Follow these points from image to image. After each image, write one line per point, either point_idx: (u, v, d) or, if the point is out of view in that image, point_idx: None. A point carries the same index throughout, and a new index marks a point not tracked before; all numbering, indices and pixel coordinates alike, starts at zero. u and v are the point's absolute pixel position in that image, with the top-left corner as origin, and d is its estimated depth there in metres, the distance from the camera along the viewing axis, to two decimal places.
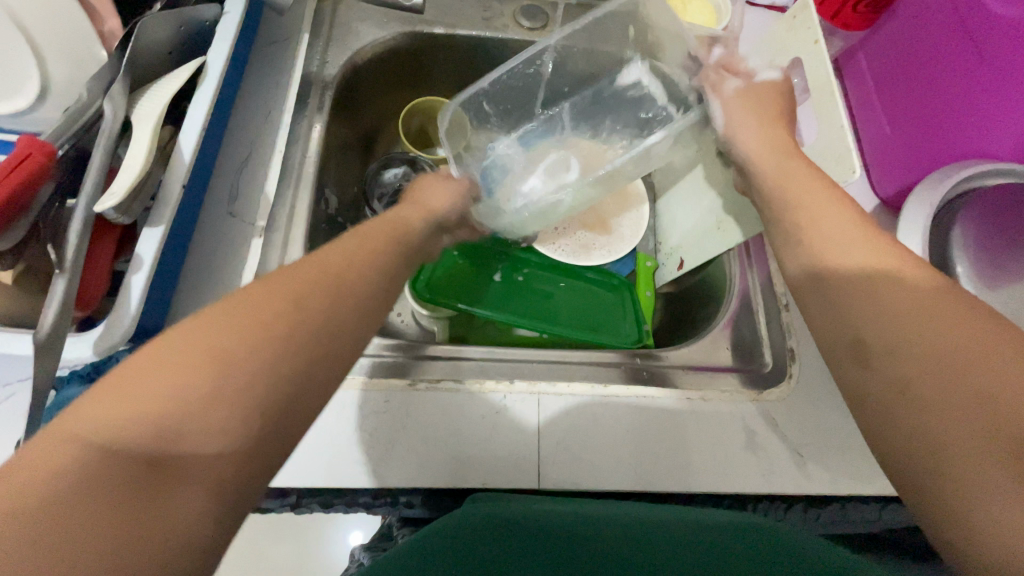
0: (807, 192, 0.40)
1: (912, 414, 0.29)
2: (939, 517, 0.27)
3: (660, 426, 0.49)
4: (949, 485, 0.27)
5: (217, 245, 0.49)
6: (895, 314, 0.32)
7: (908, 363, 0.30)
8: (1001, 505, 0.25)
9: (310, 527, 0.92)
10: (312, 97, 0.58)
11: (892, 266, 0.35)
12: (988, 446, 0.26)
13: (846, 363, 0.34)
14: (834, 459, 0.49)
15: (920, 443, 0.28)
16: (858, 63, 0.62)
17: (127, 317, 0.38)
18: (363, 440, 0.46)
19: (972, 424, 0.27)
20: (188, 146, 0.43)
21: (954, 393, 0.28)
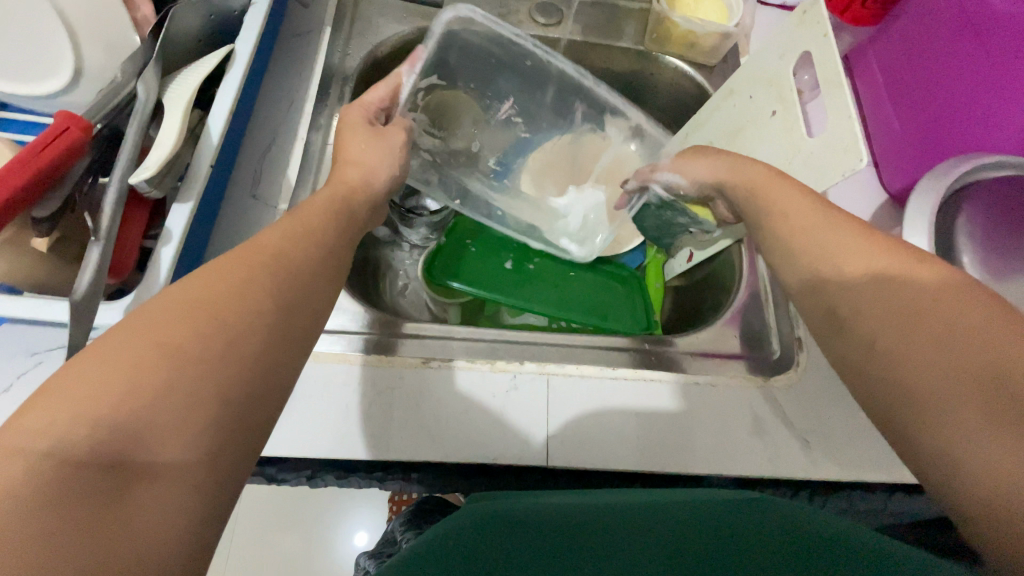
0: (780, 192, 0.43)
1: (891, 370, 0.33)
2: (919, 456, 0.31)
3: (667, 408, 0.50)
4: (923, 425, 0.31)
5: (239, 226, 0.51)
6: (863, 288, 0.36)
7: (877, 324, 0.34)
8: (975, 440, 0.28)
9: (317, 524, 0.94)
10: (333, 88, 0.60)
11: (863, 263, 0.37)
12: (956, 388, 0.30)
13: (827, 336, 0.38)
14: (840, 447, 0.50)
15: (900, 395, 0.32)
16: (869, 60, 0.63)
17: (156, 286, 0.40)
18: (378, 413, 0.48)
19: (938, 369, 0.31)
20: (216, 129, 0.45)
21: (919, 344, 0.32)
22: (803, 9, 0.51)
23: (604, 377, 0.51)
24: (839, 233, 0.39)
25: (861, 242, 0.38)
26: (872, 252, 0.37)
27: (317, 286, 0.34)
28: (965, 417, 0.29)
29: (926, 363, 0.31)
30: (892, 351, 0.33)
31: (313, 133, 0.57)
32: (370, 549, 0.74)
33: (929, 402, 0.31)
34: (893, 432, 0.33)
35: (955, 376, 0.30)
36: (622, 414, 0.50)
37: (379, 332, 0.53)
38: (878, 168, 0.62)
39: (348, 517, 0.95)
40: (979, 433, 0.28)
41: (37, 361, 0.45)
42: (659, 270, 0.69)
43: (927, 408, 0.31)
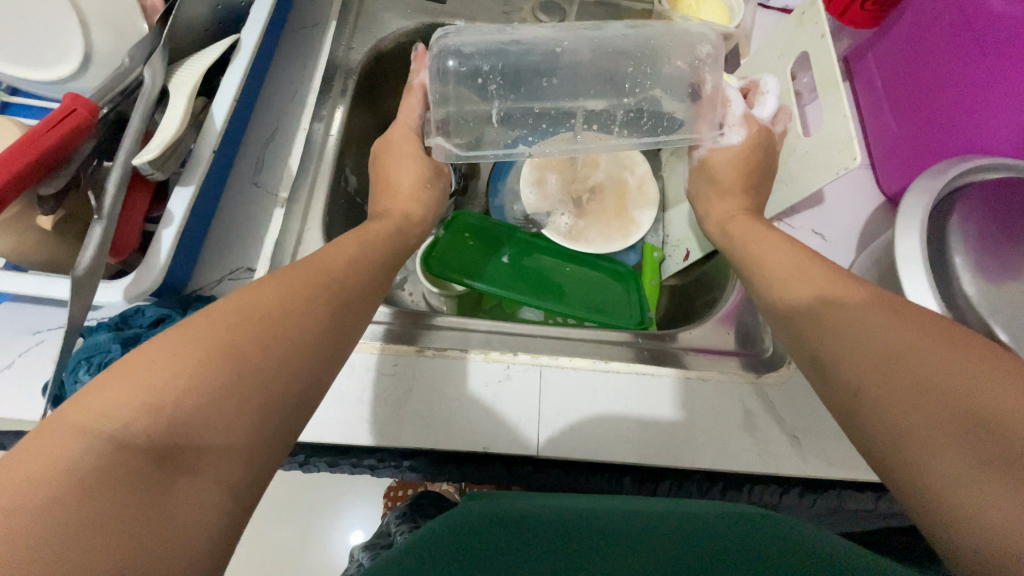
0: (769, 246, 0.47)
1: (877, 413, 0.32)
2: (915, 506, 0.29)
3: (659, 411, 0.50)
4: (914, 474, 0.29)
5: (240, 213, 0.52)
6: (840, 326, 0.36)
7: (858, 364, 0.34)
8: (965, 479, 0.27)
9: (312, 521, 0.94)
10: (337, 81, 0.61)
11: (835, 292, 0.39)
12: (941, 424, 0.29)
13: (817, 379, 0.37)
14: (831, 445, 0.50)
15: (890, 438, 0.31)
16: (868, 64, 0.63)
17: (156, 267, 0.41)
18: (371, 400, 0.48)
19: (919, 409, 0.30)
20: (220, 115, 0.46)
21: (901, 384, 0.31)
22: (801, 10, 0.52)
23: (595, 370, 0.52)
24: (801, 283, 0.41)
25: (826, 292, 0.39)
26: (847, 292, 0.38)
27: (308, 269, 0.35)
28: (954, 462, 0.27)
29: (908, 406, 0.30)
30: (878, 391, 0.32)
31: (315, 124, 0.58)
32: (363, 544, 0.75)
33: (918, 445, 0.29)
34: (888, 478, 0.31)
35: (943, 416, 0.29)
36: (617, 419, 0.50)
37: (376, 318, 0.54)
38: (876, 171, 0.62)
39: (344, 513, 0.95)
40: (970, 479, 0.27)
41: (39, 339, 0.46)
42: (655, 268, 0.70)
43: (915, 453, 0.29)
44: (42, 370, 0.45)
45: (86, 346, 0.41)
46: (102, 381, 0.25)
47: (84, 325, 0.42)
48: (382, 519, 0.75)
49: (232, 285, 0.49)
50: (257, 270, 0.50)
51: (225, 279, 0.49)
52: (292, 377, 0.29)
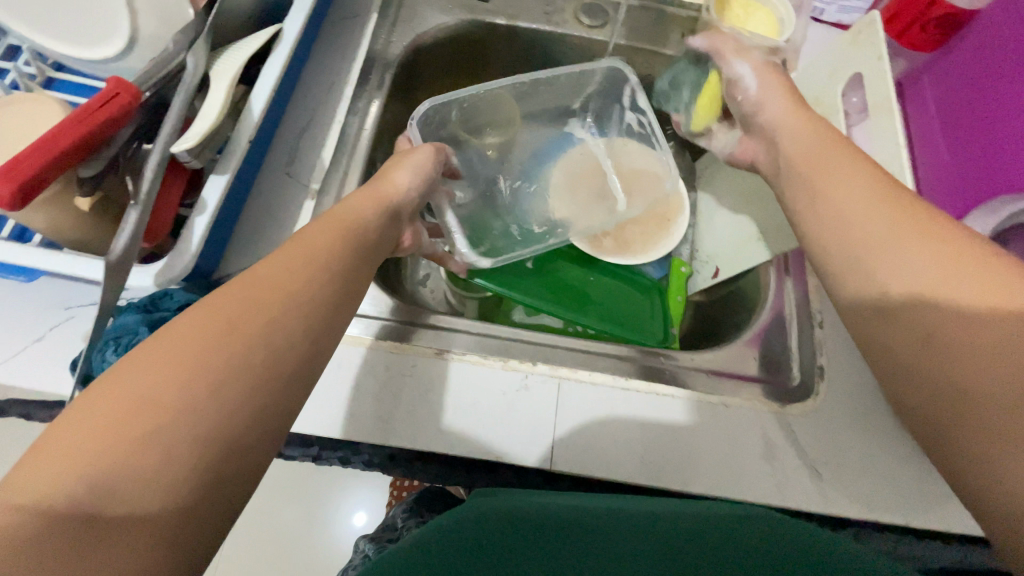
0: (837, 159, 0.43)
1: (948, 366, 0.33)
2: (962, 449, 0.32)
3: (673, 435, 0.49)
4: (977, 424, 0.31)
5: (271, 202, 0.52)
6: (920, 268, 0.35)
7: (932, 316, 0.34)
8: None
9: (317, 503, 0.96)
10: (374, 75, 0.61)
11: (918, 224, 0.37)
12: (1017, 388, 0.30)
13: (873, 318, 0.37)
14: (854, 483, 0.48)
15: (957, 390, 0.32)
16: (923, 88, 0.60)
17: (187, 254, 0.41)
18: (389, 397, 0.49)
19: (998, 372, 0.31)
20: (258, 105, 0.46)
21: (970, 349, 0.32)
22: (857, 29, 0.50)
23: (614, 387, 0.51)
24: (866, 223, 0.39)
25: (903, 233, 0.37)
26: (935, 241, 0.36)
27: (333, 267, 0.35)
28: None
29: (983, 366, 0.32)
30: (943, 352, 0.33)
31: (350, 118, 0.58)
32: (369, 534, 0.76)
33: (988, 403, 0.31)
34: (939, 422, 0.33)
35: (1008, 389, 0.30)
36: (627, 423, 0.49)
37: (390, 317, 0.54)
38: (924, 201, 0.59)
39: (350, 496, 0.97)
40: (1012, 449, 0.30)
41: (70, 314, 0.47)
42: (683, 284, 0.68)
43: (988, 409, 0.31)
44: (71, 346, 0.46)
45: (113, 327, 0.42)
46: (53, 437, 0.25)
47: (115, 306, 0.43)
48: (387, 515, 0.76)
49: None
50: None
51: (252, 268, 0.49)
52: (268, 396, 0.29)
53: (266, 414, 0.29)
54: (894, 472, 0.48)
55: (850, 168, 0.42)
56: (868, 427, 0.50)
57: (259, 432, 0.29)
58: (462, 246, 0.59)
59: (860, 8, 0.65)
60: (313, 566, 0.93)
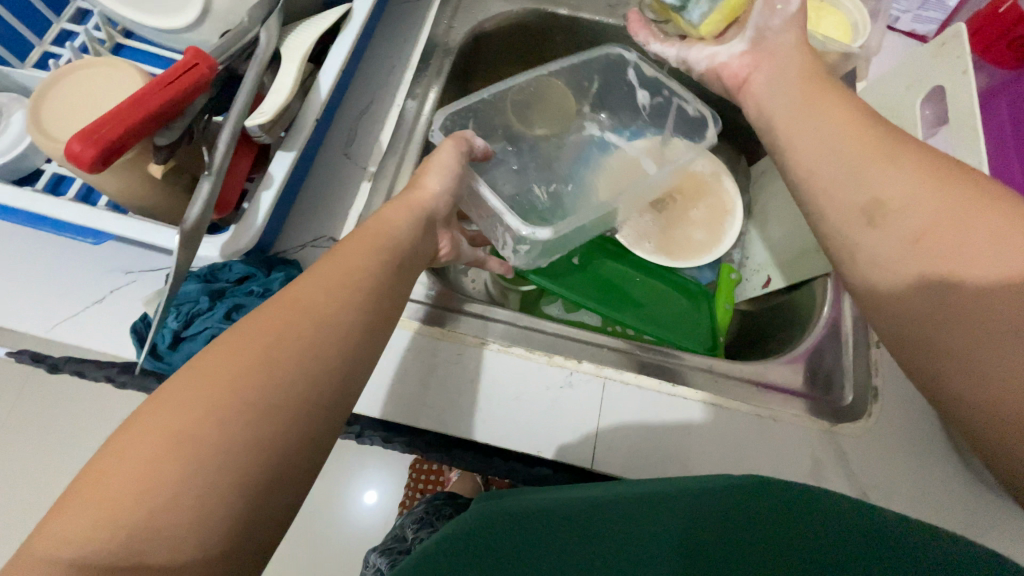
0: (824, 92, 0.44)
1: (933, 260, 0.35)
2: (935, 333, 0.34)
3: (712, 443, 0.48)
4: (956, 308, 0.33)
5: (330, 182, 0.53)
6: (910, 176, 0.37)
7: (920, 216, 0.35)
8: (1005, 317, 0.32)
9: (332, 479, 0.97)
10: (434, 61, 0.60)
11: (905, 145, 0.39)
12: (999, 277, 0.32)
13: (857, 221, 0.39)
14: (903, 511, 0.46)
15: (941, 280, 0.34)
16: (1000, 109, 0.57)
17: (253, 228, 0.41)
18: (434, 384, 0.49)
19: (984, 262, 0.33)
20: (326, 84, 0.46)
21: (959, 245, 0.34)
22: (943, 40, 0.48)
23: (661, 392, 0.50)
24: (852, 142, 0.40)
25: (885, 149, 0.39)
26: (914, 154, 0.38)
27: None
28: (1006, 307, 0.32)
29: (968, 257, 0.33)
30: (932, 251, 0.35)
31: (408, 101, 0.58)
32: (380, 548, 0.78)
33: (970, 291, 0.33)
34: (918, 314, 0.35)
35: (988, 278, 0.32)
36: (658, 422, 0.49)
37: (433, 300, 0.54)
38: None
39: (367, 478, 0.98)
40: (1007, 334, 0.31)
41: (131, 279, 0.48)
42: (731, 290, 0.67)
43: (968, 296, 0.33)
44: (131, 310, 0.47)
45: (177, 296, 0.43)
46: (130, 435, 0.27)
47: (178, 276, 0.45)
48: (397, 530, 0.79)
49: (315, 253, 0.50)
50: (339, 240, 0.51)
51: (309, 245, 0.50)
52: (311, 395, 0.31)
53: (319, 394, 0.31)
54: (946, 501, 0.47)
55: (834, 97, 0.44)
56: (921, 453, 0.48)
57: (303, 411, 0.31)
58: (516, 220, 0.51)
59: (939, 18, 0.62)
60: (327, 541, 0.94)
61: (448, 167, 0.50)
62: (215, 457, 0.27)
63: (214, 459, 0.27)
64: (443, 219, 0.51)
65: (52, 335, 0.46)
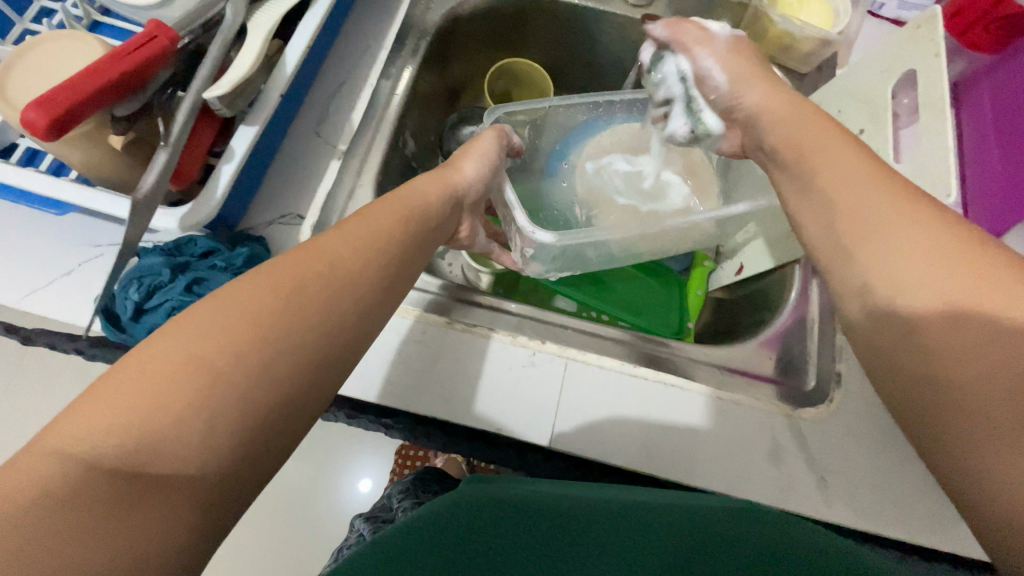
0: (813, 126, 0.42)
1: (923, 356, 0.31)
2: (930, 437, 0.31)
3: (686, 433, 0.48)
4: (949, 414, 0.30)
5: (299, 160, 0.53)
6: (904, 254, 0.33)
7: (923, 293, 0.31)
8: (1002, 434, 0.27)
9: (324, 466, 0.98)
10: (410, 41, 0.60)
11: (906, 202, 0.34)
12: (993, 381, 0.28)
13: (852, 301, 0.36)
14: (861, 496, 0.46)
15: (933, 378, 0.30)
16: (981, 93, 0.55)
17: (212, 201, 0.42)
18: (397, 361, 0.49)
19: (977, 361, 0.29)
20: (291, 60, 0.46)
21: (951, 343, 0.30)
22: (917, 24, 0.47)
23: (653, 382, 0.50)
24: (860, 192, 0.36)
25: (880, 220, 0.34)
26: (915, 225, 0.33)
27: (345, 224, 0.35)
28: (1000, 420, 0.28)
29: (964, 358, 0.29)
30: (920, 342, 0.31)
31: (381, 82, 0.58)
32: (366, 514, 0.79)
33: (964, 401, 0.29)
34: (911, 411, 0.32)
35: (983, 382, 0.28)
36: (636, 417, 0.48)
37: (419, 287, 0.55)
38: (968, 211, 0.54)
39: (361, 466, 0.99)
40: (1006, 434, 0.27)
41: (99, 252, 0.48)
42: (703, 278, 0.67)
43: (958, 401, 0.29)
44: (98, 282, 0.47)
45: (138, 266, 0.44)
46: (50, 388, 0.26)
47: (142, 248, 0.45)
48: (382, 499, 0.80)
49: (281, 230, 0.50)
50: (306, 219, 0.51)
51: (275, 223, 0.50)
52: (251, 365, 0.28)
53: (265, 370, 0.28)
54: (903, 489, 0.47)
55: (840, 140, 0.40)
56: (882, 441, 0.48)
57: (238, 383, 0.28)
58: (523, 217, 0.51)
59: (924, 5, 0.61)
60: (317, 524, 0.96)
61: (489, 155, 0.52)
62: (135, 417, 0.25)
63: (125, 420, 0.25)
64: (471, 206, 0.51)
65: (20, 307, 0.46)
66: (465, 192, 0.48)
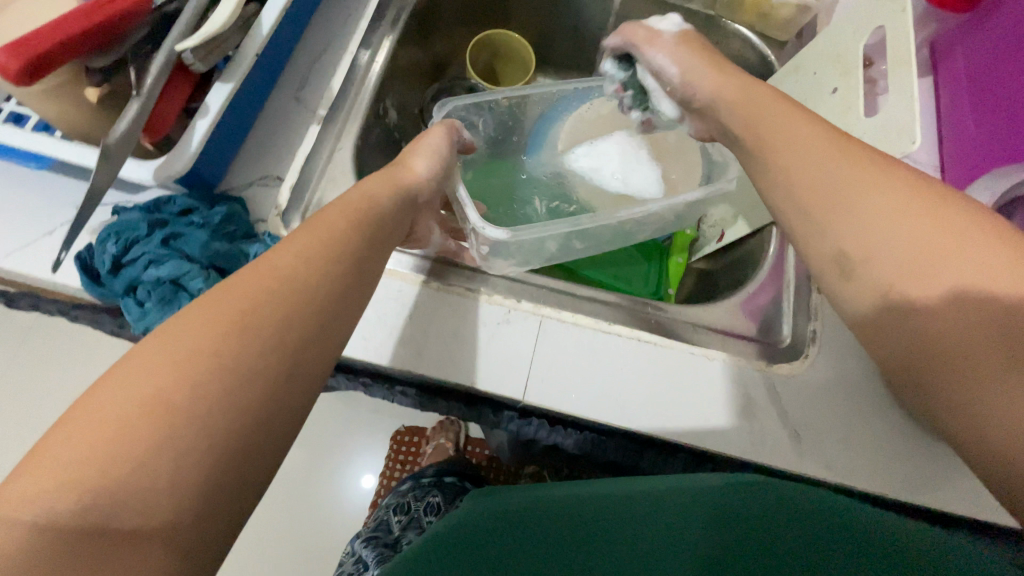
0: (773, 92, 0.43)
1: (911, 320, 0.34)
2: (925, 391, 0.34)
3: (668, 389, 0.48)
4: (942, 371, 0.33)
5: (278, 124, 0.54)
6: (869, 219, 0.35)
7: (900, 270, 0.34)
8: (988, 380, 0.31)
9: (323, 458, 0.99)
10: (391, 12, 0.61)
11: (860, 169, 0.37)
12: (974, 329, 0.31)
13: (831, 274, 0.38)
14: (834, 450, 0.47)
15: (923, 342, 0.33)
16: (957, 59, 0.54)
17: (186, 154, 0.42)
18: (372, 321, 0.49)
19: (955, 315, 0.32)
20: (268, 21, 0.46)
21: (931, 304, 0.33)
22: None
23: (632, 338, 0.50)
24: (835, 167, 0.37)
25: (851, 185, 0.36)
26: (873, 191, 0.35)
27: None
28: (981, 363, 0.31)
29: (941, 316, 0.32)
30: (903, 304, 0.34)
31: (361, 51, 0.59)
32: (365, 535, 0.84)
33: (948, 351, 0.32)
34: (903, 370, 0.35)
35: (963, 331, 0.32)
36: (617, 377, 0.49)
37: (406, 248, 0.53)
38: (945, 174, 0.54)
39: (359, 461, 1.00)
40: (996, 384, 0.31)
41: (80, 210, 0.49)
42: (684, 245, 0.67)
43: (944, 354, 0.32)
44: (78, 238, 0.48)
45: (116, 222, 0.45)
46: None
47: (119, 205, 0.46)
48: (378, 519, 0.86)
49: (261, 192, 0.51)
50: (285, 179, 0.52)
51: (255, 184, 0.51)
52: (220, 317, 0.31)
53: (248, 315, 0.31)
54: (877, 443, 0.47)
55: (795, 122, 0.41)
56: (856, 397, 0.48)
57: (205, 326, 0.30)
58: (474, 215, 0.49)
59: None
60: (314, 516, 0.96)
61: (439, 153, 0.51)
62: None
63: None
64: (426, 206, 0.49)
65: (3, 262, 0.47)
66: (416, 193, 0.47)
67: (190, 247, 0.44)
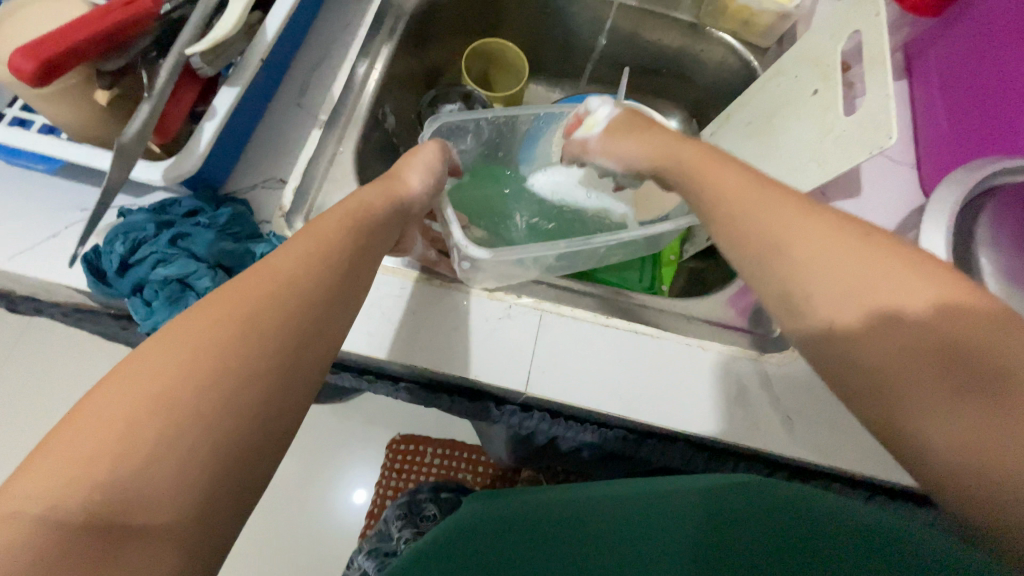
0: None
1: (859, 354, 0.29)
2: (884, 438, 0.29)
3: (664, 379, 0.50)
4: (895, 411, 0.28)
5: (280, 127, 0.55)
6: (804, 247, 0.32)
7: (839, 300, 0.30)
8: (948, 417, 0.26)
9: (318, 470, 0.98)
10: (388, 20, 0.63)
11: None
12: (919, 360, 0.28)
13: (778, 312, 0.33)
14: (825, 434, 0.48)
15: (873, 378, 0.29)
16: (928, 61, 0.58)
17: (194, 155, 0.43)
18: (374, 318, 0.50)
19: (900, 347, 0.28)
20: (272, 27, 0.48)
21: (880, 335, 0.29)
22: None
23: (628, 330, 0.52)
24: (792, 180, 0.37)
25: (785, 213, 0.34)
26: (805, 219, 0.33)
27: None
28: (937, 399, 0.27)
29: (887, 346, 0.29)
30: (851, 335, 0.30)
31: (360, 58, 0.60)
32: (363, 550, 0.83)
33: (903, 386, 0.28)
34: (861, 416, 0.30)
35: (913, 363, 0.28)
36: (613, 369, 0.50)
37: None
38: (920, 169, 0.57)
39: (353, 475, 0.99)
40: (953, 420, 0.26)
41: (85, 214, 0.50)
42: (676, 244, 0.69)
43: (896, 391, 0.28)
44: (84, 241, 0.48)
45: (124, 223, 0.45)
46: None
47: (126, 206, 0.47)
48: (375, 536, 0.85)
49: (264, 193, 0.52)
50: (289, 181, 0.53)
51: (259, 186, 0.52)
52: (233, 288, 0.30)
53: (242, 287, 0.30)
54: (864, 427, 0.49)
55: None
56: None
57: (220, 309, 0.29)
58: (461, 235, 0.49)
59: None
60: (308, 530, 0.95)
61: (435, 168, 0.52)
62: None
63: None
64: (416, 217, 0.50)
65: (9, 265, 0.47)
66: (410, 204, 0.47)
67: (197, 247, 0.45)
